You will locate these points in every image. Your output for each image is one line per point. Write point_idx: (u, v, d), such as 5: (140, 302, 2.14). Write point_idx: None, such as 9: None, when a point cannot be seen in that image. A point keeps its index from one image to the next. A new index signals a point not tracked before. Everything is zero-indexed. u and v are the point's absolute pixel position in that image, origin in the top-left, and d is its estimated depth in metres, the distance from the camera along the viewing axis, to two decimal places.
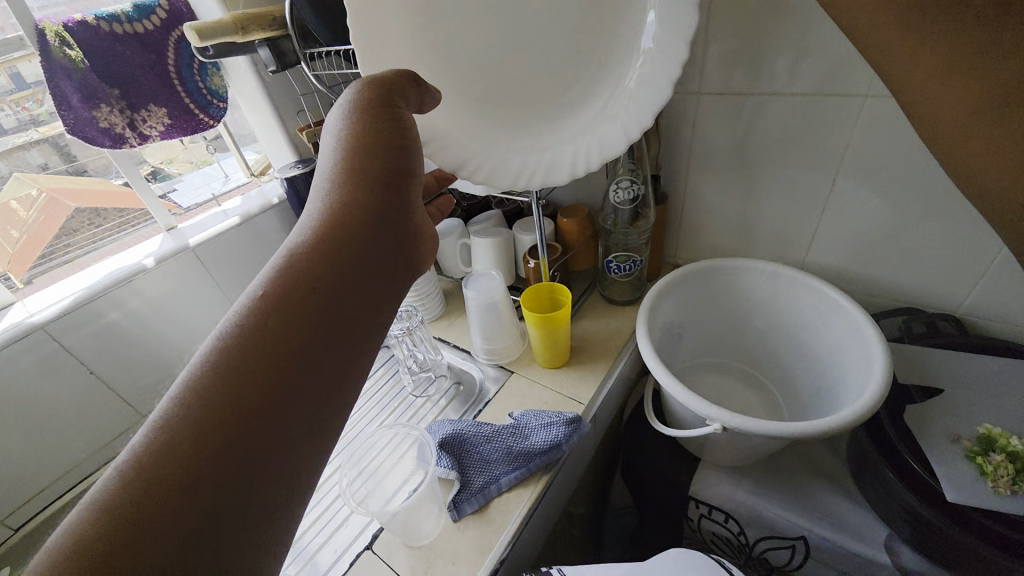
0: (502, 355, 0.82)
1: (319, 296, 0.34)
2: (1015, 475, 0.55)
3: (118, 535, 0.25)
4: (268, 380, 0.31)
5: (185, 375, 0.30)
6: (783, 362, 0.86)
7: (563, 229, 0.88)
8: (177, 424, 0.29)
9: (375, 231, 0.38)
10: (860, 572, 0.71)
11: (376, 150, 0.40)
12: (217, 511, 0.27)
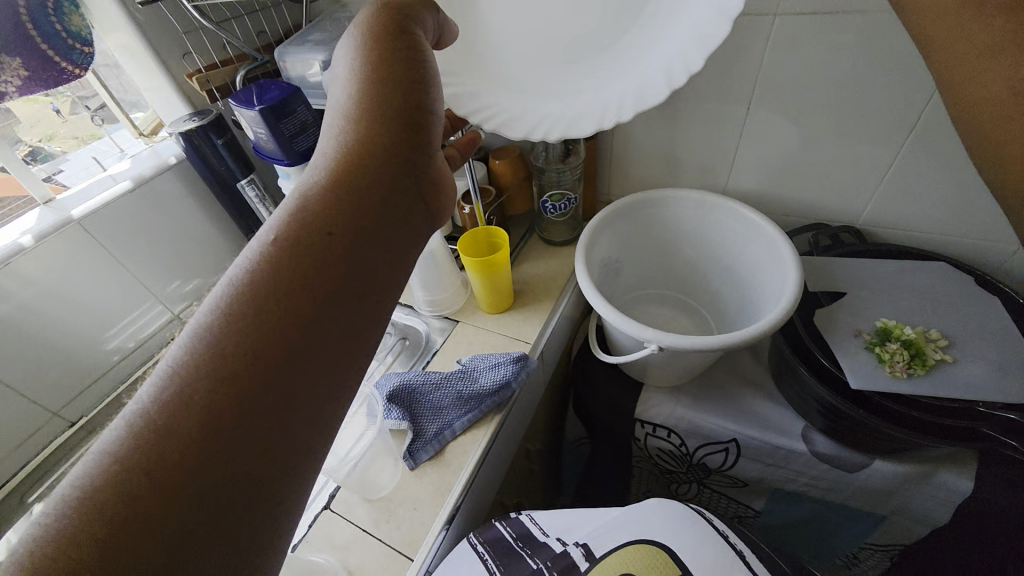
0: (446, 306, 0.82)
1: (327, 252, 0.30)
2: (912, 360, 0.62)
3: (124, 502, 0.23)
4: (278, 347, 0.27)
5: (189, 335, 0.27)
6: (712, 287, 0.92)
7: (495, 173, 0.86)
8: (183, 386, 0.26)
9: (392, 181, 0.33)
10: (781, 462, 0.80)
11: (389, 85, 0.34)
12: (227, 482, 0.25)
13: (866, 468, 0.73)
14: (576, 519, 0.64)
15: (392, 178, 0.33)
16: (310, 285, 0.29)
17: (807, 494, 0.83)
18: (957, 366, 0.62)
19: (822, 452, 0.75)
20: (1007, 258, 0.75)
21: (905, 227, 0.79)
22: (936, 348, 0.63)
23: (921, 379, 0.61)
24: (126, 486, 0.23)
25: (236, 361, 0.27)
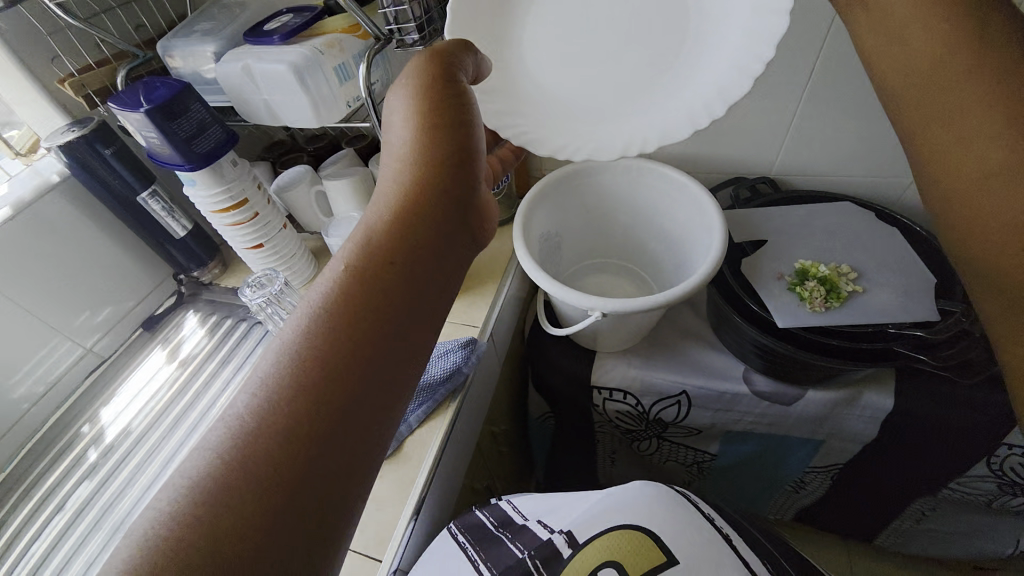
0: None
1: (385, 284, 0.31)
2: (827, 295, 0.67)
3: (196, 542, 0.23)
4: (344, 388, 0.27)
5: (258, 376, 0.27)
6: (649, 250, 0.94)
7: None
8: (255, 429, 0.26)
9: (443, 220, 0.34)
10: (728, 405, 0.85)
11: (442, 126, 0.35)
12: (291, 525, 0.25)
13: (801, 399, 0.79)
14: (550, 501, 0.68)
15: (444, 217, 0.34)
16: (374, 326, 0.30)
17: (755, 431, 0.89)
18: (867, 295, 0.68)
19: (763, 391, 0.81)
20: (897, 192, 0.83)
21: (812, 173, 0.85)
22: (848, 281, 0.69)
23: (838, 311, 0.66)
24: (204, 517, 0.23)
25: (311, 390, 0.27)
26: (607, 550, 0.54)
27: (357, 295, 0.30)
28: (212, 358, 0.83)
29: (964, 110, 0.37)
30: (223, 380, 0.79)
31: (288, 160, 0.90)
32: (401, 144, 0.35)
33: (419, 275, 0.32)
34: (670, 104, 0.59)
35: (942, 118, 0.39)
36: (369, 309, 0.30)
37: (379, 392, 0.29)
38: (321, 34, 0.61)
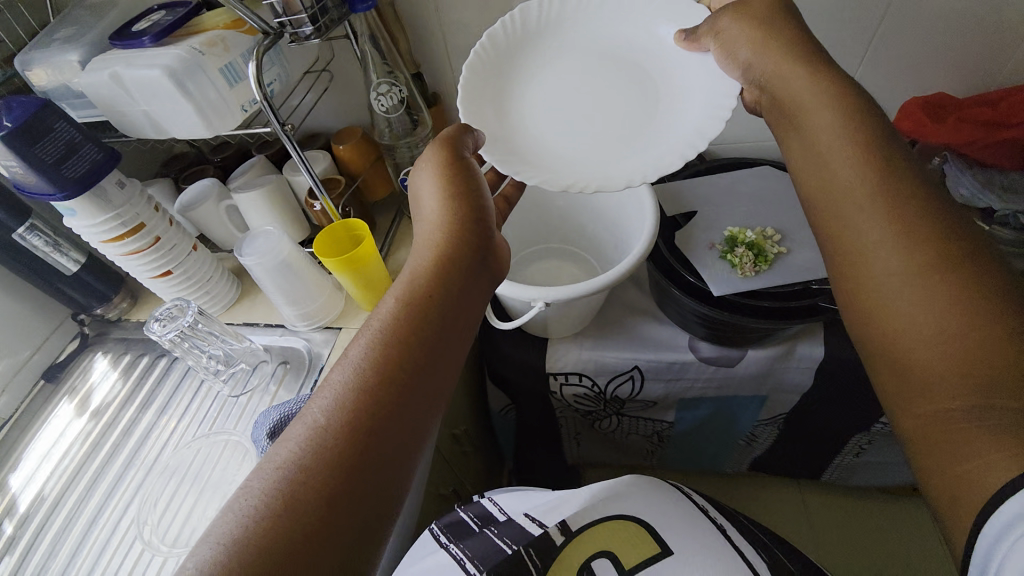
0: (320, 317, 0.72)
1: (425, 309, 0.45)
2: (756, 259, 0.70)
3: (317, 459, 0.37)
4: (402, 377, 0.41)
5: (346, 365, 0.42)
6: (588, 232, 0.94)
7: (341, 159, 0.78)
8: (345, 398, 0.40)
9: (464, 258, 0.48)
10: (679, 374, 0.87)
11: (455, 194, 0.49)
12: (370, 465, 0.38)
13: (742, 358, 0.82)
14: (528, 497, 0.70)
15: (458, 259, 0.47)
16: (414, 332, 0.43)
17: (706, 395, 0.92)
18: (791, 254, 0.70)
19: (708, 357, 0.84)
20: None
21: (732, 141, 0.88)
22: (774, 243, 0.71)
23: (767, 274, 0.69)
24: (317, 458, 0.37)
25: (381, 377, 0.41)
26: (601, 540, 0.59)
27: (402, 309, 0.44)
28: (130, 402, 0.75)
29: (875, 234, 0.42)
30: (144, 425, 0.72)
31: (191, 174, 0.82)
32: (429, 208, 0.50)
33: (445, 301, 0.45)
34: (656, 140, 0.53)
35: (860, 240, 0.43)
36: (410, 320, 0.44)
37: (420, 378, 0.42)
38: (204, 31, 0.56)
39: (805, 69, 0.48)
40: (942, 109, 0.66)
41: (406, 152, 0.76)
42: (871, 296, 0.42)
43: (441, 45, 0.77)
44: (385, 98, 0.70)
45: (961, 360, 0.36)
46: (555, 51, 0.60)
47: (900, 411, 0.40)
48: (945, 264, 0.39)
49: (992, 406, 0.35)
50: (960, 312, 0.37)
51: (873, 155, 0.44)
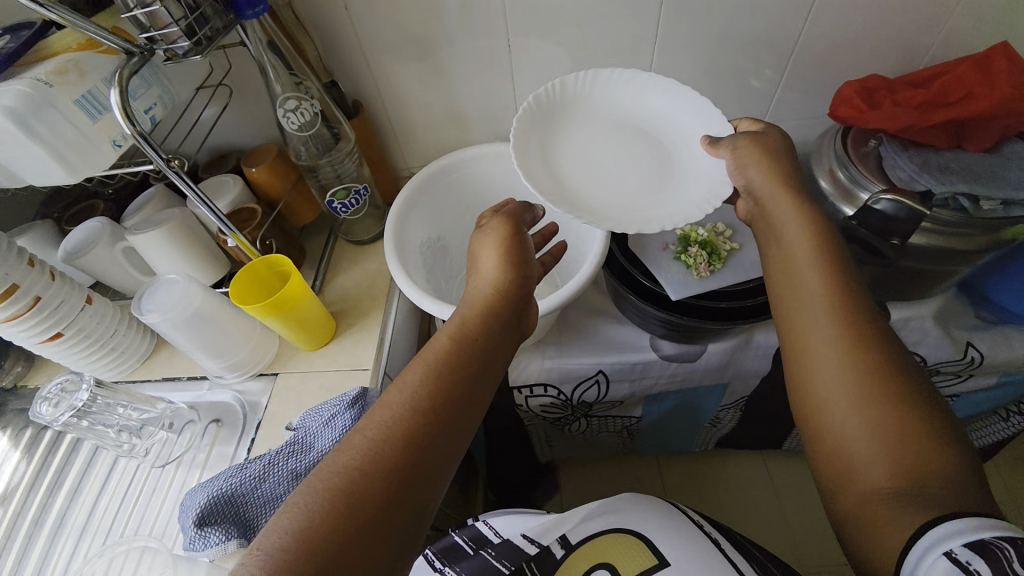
0: (252, 366, 0.64)
1: (465, 356, 0.45)
2: (709, 258, 0.68)
3: (340, 489, 0.37)
4: (435, 422, 0.41)
5: (385, 400, 0.42)
6: None
7: (257, 184, 0.69)
8: (378, 434, 0.40)
9: (506, 316, 0.48)
10: (643, 374, 0.86)
11: (514, 253, 0.50)
12: (388, 505, 0.37)
13: (703, 353, 0.82)
14: (525, 518, 0.70)
15: (508, 312, 0.49)
16: (468, 373, 0.44)
17: (671, 390, 0.91)
18: (743, 250, 0.69)
19: (670, 355, 0.82)
20: None
21: None
22: (725, 240, 0.70)
23: (721, 272, 0.67)
24: (339, 490, 0.36)
25: (417, 421, 0.40)
26: (599, 551, 0.62)
27: (458, 350, 0.45)
28: (36, 490, 0.64)
29: (828, 351, 0.51)
30: (53, 523, 0.62)
31: (80, 210, 0.70)
32: (481, 264, 0.51)
33: (494, 348, 0.47)
34: (669, 205, 0.60)
35: (814, 351, 0.53)
36: (465, 360, 0.45)
37: (470, 420, 0.44)
38: (53, 54, 0.47)
39: (788, 197, 0.56)
40: (879, 93, 0.65)
41: (329, 169, 0.68)
42: (820, 395, 0.51)
43: (356, 44, 0.69)
44: (295, 116, 0.62)
45: (890, 460, 0.46)
46: (583, 126, 0.68)
47: (839, 486, 0.49)
48: (881, 384, 0.49)
49: (912, 493, 0.45)
50: (890, 424, 0.47)
51: (835, 285, 0.53)
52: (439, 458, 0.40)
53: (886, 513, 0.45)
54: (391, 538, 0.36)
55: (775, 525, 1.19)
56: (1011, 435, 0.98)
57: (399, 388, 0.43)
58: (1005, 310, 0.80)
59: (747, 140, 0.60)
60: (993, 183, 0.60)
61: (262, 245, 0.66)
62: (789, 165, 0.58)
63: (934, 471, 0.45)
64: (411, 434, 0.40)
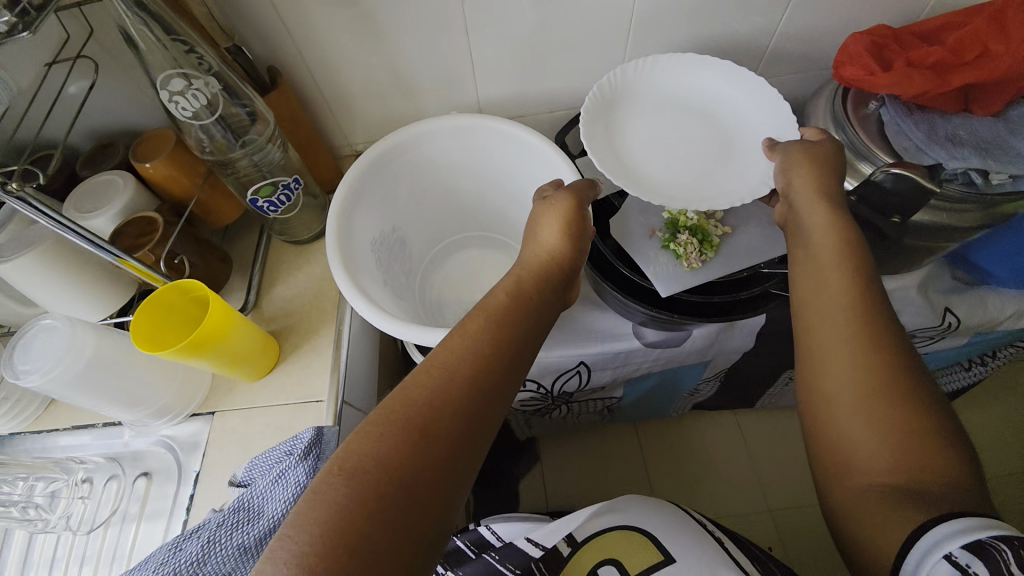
0: (182, 408, 0.55)
1: (507, 328, 0.45)
2: (701, 246, 0.61)
3: (383, 444, 0.35)
4: (473, 393, 0.40)
5: (424, 367, 0.41)
6: (506, 219, 0.79)
7: (157, 184, 0.56)
8: (418, 397, 0.39)
9: (548, 294, 0.51)
10: (625, 362, 0.81)
11: (574, 225, 0.54)
12: (427, 467, 0.35)
13: (688, 337, 0.77)
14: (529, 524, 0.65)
15: (558, 281, 0.52)
16: (524, 327, 0.46)
17: (653, 372, 0.87)
18: (736, 235, 0.62)
19: (655, 343, 0.78)
20: None
21: None
22: (716, 223, 0.63)
23: (714, 262, 0.61)
24: (381, 448, 0.35)
25: (458, 389, 0.40)
26: (611, 543, 0.59)
27: (516, 306, 0.47)
28: None
29: (842, 347, 0.49)
30: None
31: None
32: (542, 236, 0.54)
33: (533, 326, 0.47)
34: (707, 191, 0.60)
35: (829, 349, 0.50)
36: (522, 315, 0.47)
37: (505, 396, 0.42)
38: None
39: (821, 202, 0.54)
40: (890, 50, 0.58)
41: (246, 161, 0.55)
42: (826, 391, 0.49)
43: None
44: (187, 100, 0.49)
45: (895, 455, 0.44)
46: (662, 103, 0.67)
47: (838, 481, 0.47)
48: (894, 385, 0.46)
49: (914, 491, 0.42)
50: (899, 424, 0.44)
51: (852, 281, 0.51)
52: (494, 409, 0.41)
53: (888, 506, 0.43)
54: (456, 473, 0.37)
55: (743, 516, 1.21)
56: (968, 383, 1.03)
57: (463, 333, 0.44)
58: (982, 271, 0.78)
59: (795, 152, 0.57)
60: (1004, 155, 0.54)
61: (174, 262, 0.53)
62: (831, 176, 0.55)
63: (938, 468, 0.43)
64: (474, 373, 0.41)
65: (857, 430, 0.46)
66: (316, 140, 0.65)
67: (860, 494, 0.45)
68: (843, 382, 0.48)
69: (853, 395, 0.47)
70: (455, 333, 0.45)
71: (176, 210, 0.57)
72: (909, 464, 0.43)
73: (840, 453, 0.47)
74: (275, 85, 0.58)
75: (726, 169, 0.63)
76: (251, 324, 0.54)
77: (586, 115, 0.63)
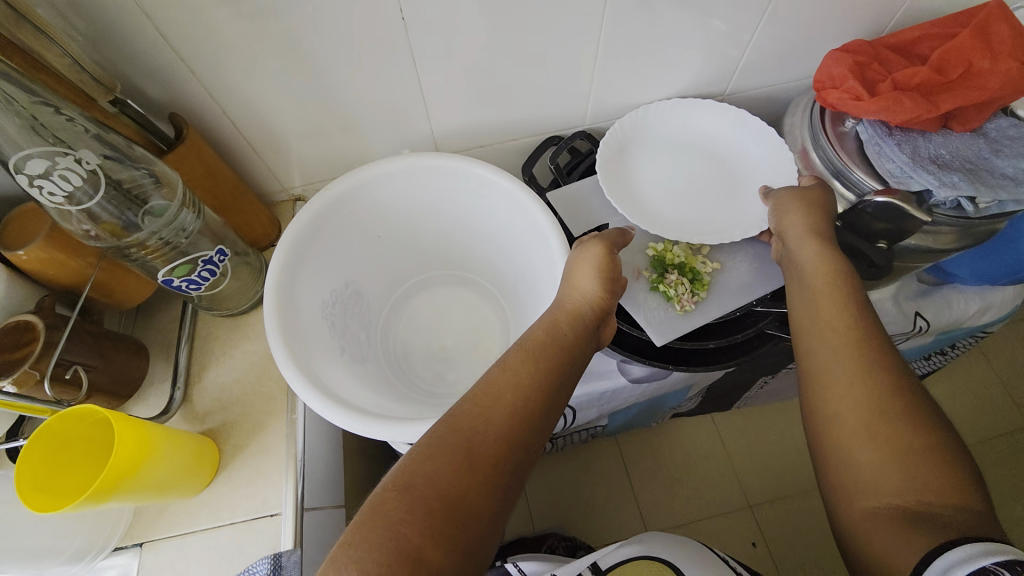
0: (103, 542, 0.44)
1: (547, 370, 0.41)
2: (692, 286, 0.58)
3: (411, 496, 0.32)
4: (507, 444, 0.36)
5: (462, 407, 0.38)
6: (474, 257, 0.72)
7: (39, 273, 0.45)
8: (451, 442, 0.35)
9: (585, 335, 0.45)
10: (611, 400, 0.76)
11: (613, 270, 0.49)
12: (452, 527, 0.32)
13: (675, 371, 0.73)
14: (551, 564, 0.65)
15: (595, 330, 0.47)
16: (567, 361, 0.42)
17: (638, 403, 0.83)
18: (724, 271, 0.60)
19: (641, 377, 0.70)
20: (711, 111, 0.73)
21: (626, 113, 0.70)
22: (703, 259, 0.61)
23: (705, 302, 0.58)
24: (409, 501, 0.32)
25: (492, 437, 0.36)
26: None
27: (556, 345, 0.43)
28: None
29: (845, 360, 0.44)
30: None
31: None
32: (577, 279, 0.49)
33: (571, 367, 0.43)
34: (709, 225, 0.62)
35: (830, 365, 0.45)
36: (560, 355, 0.42)
37: (536, 446, 0.38)
38: None
39: (814, 239, 0.52)
40: (873, 70, 0.57)
41: (153, 241, 0.45)
42: (826, 407, 0.44)
43: (154, 31, 0.44)
44: (55, 183, 0.38)
45: (903, 473, 0.38)
46: (687, 136, 0.68)
47: (843, 500, 0.41)
48: (900, 401, 0.41)
49: (923, 514, 0.37)
50: (900, 441, 0.39)
51: (848, 294, 0.48)
52: (532, 445, 0.37)
53: (900, 528, 0.36)
54: (496, 506, 0.34)
55: (719, 532, 1.08)
56: (929, 371, 1.05)
57: (505, 366, 0.41)
58: (944, 273, 0.78)
59: (789, 200, 0.57)
60: (991, 177, 0.52)
61: (66, 375, 0.43)
62: (823, 218, 0.54)
63: (949, 490, 0.37)
64: (515, 404, 0.38)
65: (861, 442, 0.41)
66: (243, 195, 0.55)
67: (868, 517, 0.39)
68: (845, 396, 0.43)
69: (860, 407, 0.42)
70: (495, 366, 0.41)
71: (67, 300, 0.47)
72: (921, 484, 0.37)
73: (844, 467, 0.41)
74: (181, 138, 0.48)
75: (735, 202, 0.64)
76: (176, 440, 0.44)
77: (607, 156, 0.64)
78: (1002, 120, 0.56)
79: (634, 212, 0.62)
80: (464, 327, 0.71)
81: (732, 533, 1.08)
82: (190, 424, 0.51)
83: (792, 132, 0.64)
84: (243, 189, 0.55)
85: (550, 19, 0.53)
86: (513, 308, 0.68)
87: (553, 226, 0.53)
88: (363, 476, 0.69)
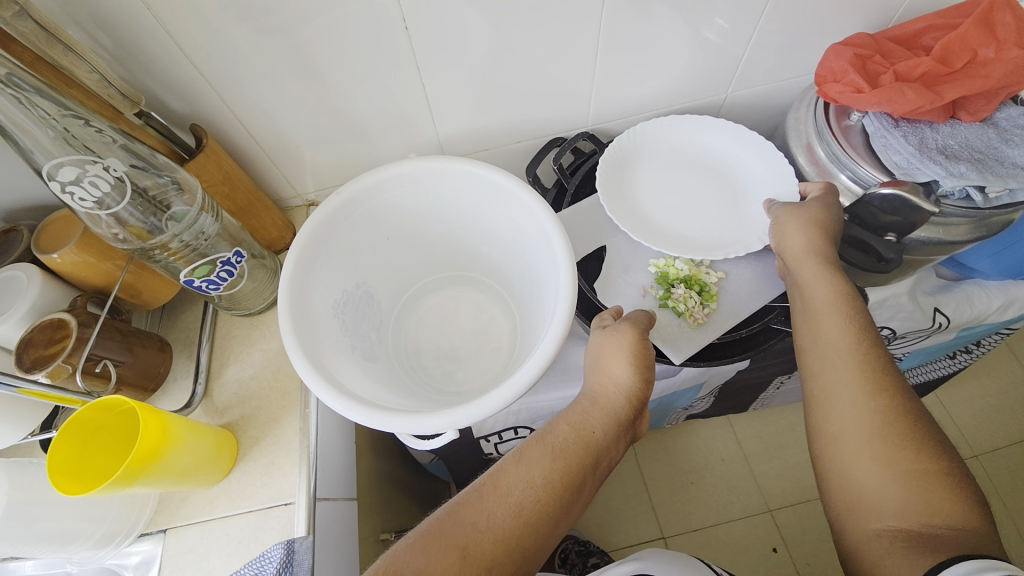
0: (131, 526, 0.47)
1: (564, 474, 0.42)
2: (701, 298, 0.58)
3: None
4: (506, 547, 0.38)
5: (466, 500, 0.40)
6: (480, 257, 0.73)
7: (73, 277, 0.49)
8: (449, 537, 0.38)
9: (613, 441, 0.45)
10: None
11: (644, 357, 0.48)
12: None
13: (684, 374, 0.74)
14: None
15: (628, 423, 0.46)
16: (588, 467, 0.43)
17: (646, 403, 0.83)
18: (729, 279, 0.61)
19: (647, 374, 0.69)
20: (714, 108, 0.73)
21: (628, 113, 0.70)
22: (708, 270, 0.61)
23: (717, 313, 0.59)
24: None
25: (492, 539, 0.38)
26: None
27: (584, 445, 0.44)
28: None
29: (851, 376, 0.46)
30: None
31: None
32: (610, 377, 0.47)
33: (595, 473, 0.44)
34: (707, 240, 0.62)
35: (835, 384, 0.47)
36: (585, 457, 0.43)
37: (542, 544, 0.40)
38: None
39: (818, 262, 0.53)
40: (875, 62, 0.57)
41: (175, 243, 0.47)
42: (831, 427, 0.46)
43: (176, 48, 0.47)
44: (86, 189, 0.42)
45: (904, 494, 0.40)
46: (678, 155, 0.69)
47: (848, 520, 0.43)
48: (902, 423, 0.42)
49: (926, 536, 0.38)
50: (902, 461, 0.41)
51: (852, 325, 0.49)
52: (537, 546, 0.39)
53: (898, 552, 0.38)
54: None
55: (738, 537, 1.06)
56: (949, 372, 1.01)
57: (521, 458, 0.43)
58: (963, 267, 0.76)
59: (790, 214, 0.57)
60: (1000, 167, 0.52)
61: (96, 368, 0.46)
62: (823, 235, 0.54)
63: (947, 510, 0.38)
64: (523, 505, 0.40)
65: (863, 461, 0.42)
66: (259, 199, 0.58)
67: (874, 537, 0.40)
68: (843, 430, 0.45)
69: (858, 434, 0.43)
70: (511, 458, 0.44)
71: (98, 300, 0.50)
72: (916, 502, 0.39)
73: (847, 497, 0.43)
74: (202, 147, 0.51)
75: (734, 214, 0.64)
76: (196, 430, 0.46)
77: (607, 172, 0.65)
78: (1012, 109, 0.55)
79: (631, 225, 0.62)
80: (472, 329, 0.72)
81: (752, 538, 1.06)
82: (211, 416, 0.54)
83: (793, 125, 0.63)
84: (260, 193, 0.59)
85: (550, 24, 0.54)
86: (520, 306, 0.70)
87: (564, 258, 0.51)
88: (375, 473, 0.71)
